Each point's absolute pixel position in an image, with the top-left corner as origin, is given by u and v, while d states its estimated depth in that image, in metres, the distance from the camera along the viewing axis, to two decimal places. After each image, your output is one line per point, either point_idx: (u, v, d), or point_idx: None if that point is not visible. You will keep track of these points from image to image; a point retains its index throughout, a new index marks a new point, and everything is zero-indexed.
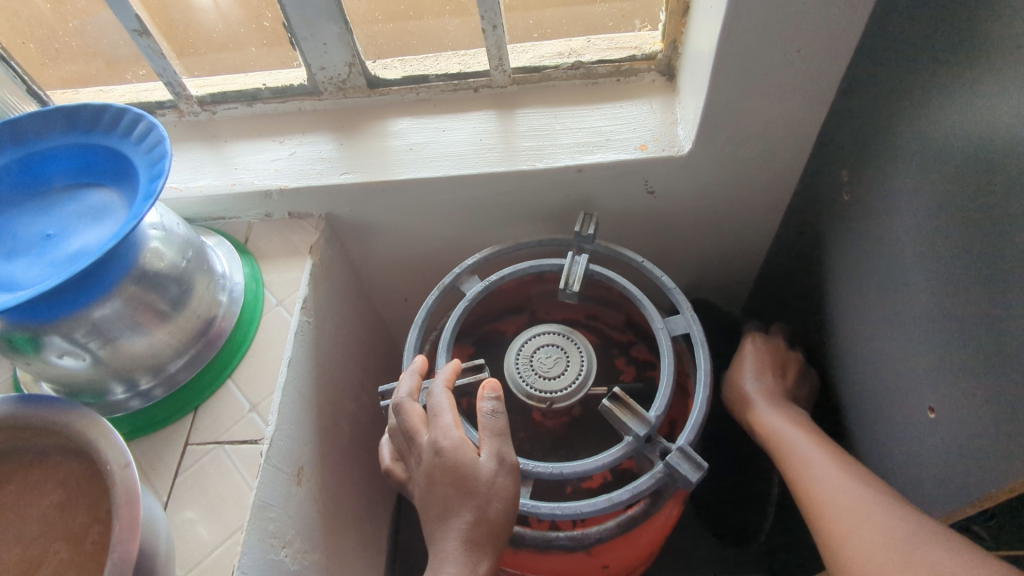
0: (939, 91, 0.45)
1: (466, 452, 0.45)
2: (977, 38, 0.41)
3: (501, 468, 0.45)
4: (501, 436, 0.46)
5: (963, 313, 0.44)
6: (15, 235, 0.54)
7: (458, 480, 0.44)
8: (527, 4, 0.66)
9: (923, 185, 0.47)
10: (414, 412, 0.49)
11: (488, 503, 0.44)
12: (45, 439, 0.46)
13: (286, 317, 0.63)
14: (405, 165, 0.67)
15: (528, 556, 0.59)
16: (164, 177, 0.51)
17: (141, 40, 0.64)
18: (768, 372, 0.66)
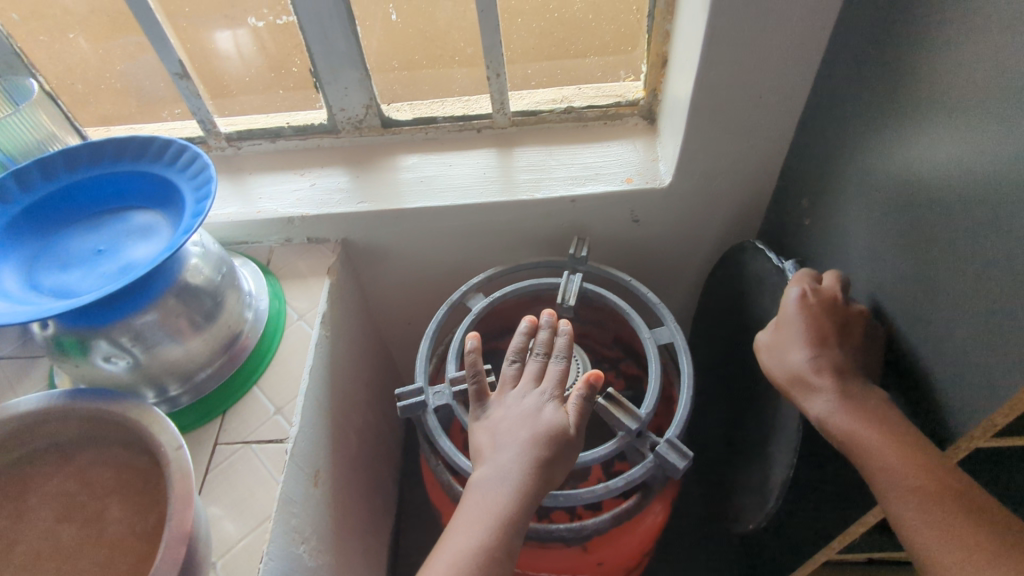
0: (873, 129, 0.54)
1: (570, 420, 0.53)
2: (897, 86, 0.50)
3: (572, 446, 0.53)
4: (589, 417, 0.55)
5: (903, 313, 0.52)
6: (68, 251, 0.60)
7: (543, 439, 0.51)
8: (526, 56, 0.76)
9: (867, 207, 0.56)
10: (532, 368, 0.56)
11: (555, 470, 0.51)
12: (101, 429, 0.51)
13: (307, 330, 0.69)
14: (415, 195, 0.75)
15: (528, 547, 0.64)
16: (211, 198, 0.57)
17: (181, 82, 0.72)
18: (821, 334, 0.55)
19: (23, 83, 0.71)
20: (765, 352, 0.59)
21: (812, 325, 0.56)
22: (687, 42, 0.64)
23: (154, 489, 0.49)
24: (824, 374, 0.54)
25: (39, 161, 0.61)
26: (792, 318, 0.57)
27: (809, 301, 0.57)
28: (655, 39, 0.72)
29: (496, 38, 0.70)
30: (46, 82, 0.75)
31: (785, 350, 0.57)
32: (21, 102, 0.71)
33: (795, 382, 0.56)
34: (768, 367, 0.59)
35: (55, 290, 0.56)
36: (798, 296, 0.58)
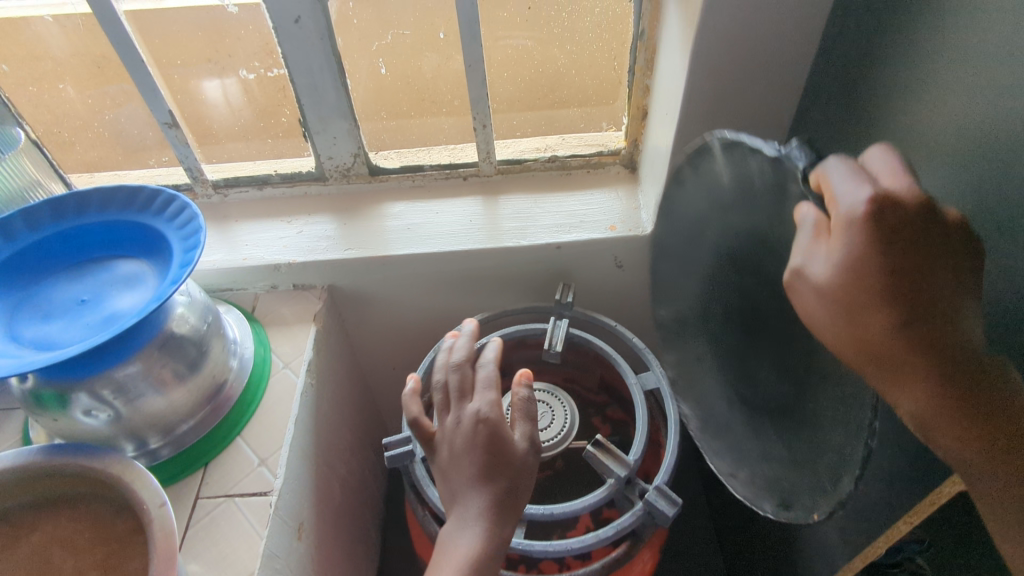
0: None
1: (507, 427, 0.51)
2: (862, 141, 0.53)
3: (530, 449, 0.52)
4: (531, 420, 0.53)
5: None
6: (50, 301, 0.59)
7: (498, 444, 0.50)
8: (510, 108, 0.78)
9: None
10: (467, 378, 0.55)
11: (521, 475, 0.50)
12: (81, 486, 0.50)
13: (293, 378, 0.69)
14: (402, 242, 0.75)
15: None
16: (199, 248, 0.57)
17: (170, 131, 0.73)
18: (903, 258, 0.37)
19: (9, 132, 0.71)
20: (801, 292, 0.41)
21: (888, 243, 0.36)
22: (668, 97, 0.67)
23: (134, 549, 0.48)
24: (914, 347, 0.38)
25: (24, 211, 0.61)
26: (851, 241, 0.37)
27: (860, 209, 0.36)
28: (636, 93, 0.75)
29: (483, 92, 0.72)
30: (32, 131, 0.75)
31: (854, 290, 0.38)
32: (6, 150, 0.71)
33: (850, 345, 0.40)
34: (814, 318, 0.41)
35: (36, 342, 0.55)
36: (865, 201, 0.37)
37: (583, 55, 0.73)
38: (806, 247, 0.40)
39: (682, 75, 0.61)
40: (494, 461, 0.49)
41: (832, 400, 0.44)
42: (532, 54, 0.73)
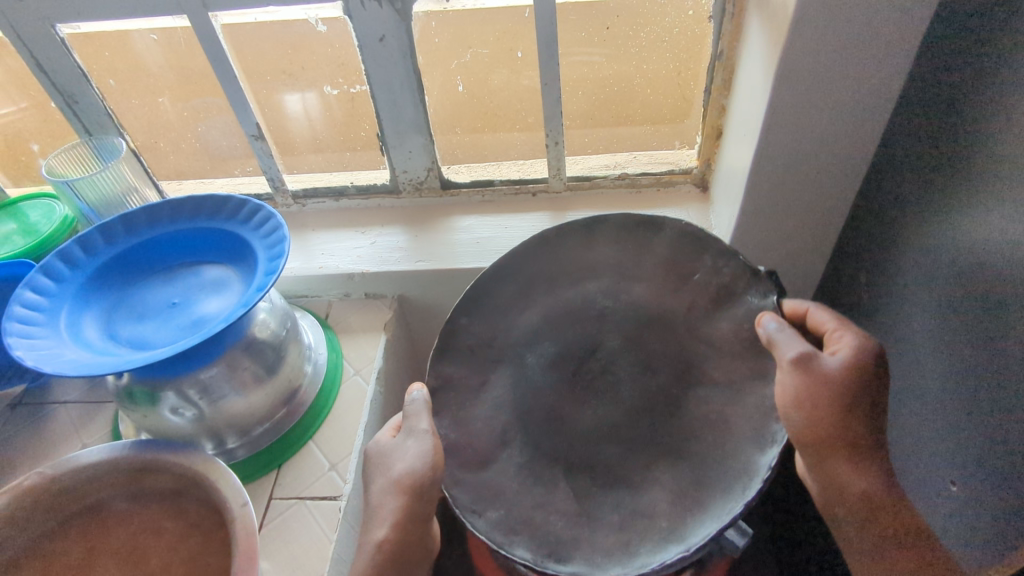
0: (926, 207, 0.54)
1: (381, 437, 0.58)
2: (953, 166, 0.50)
3: (413, 439, 0.55)
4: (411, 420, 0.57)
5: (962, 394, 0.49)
6: (145, 302, 0.62)
7: (385, 459, 0.56)
8: (582, 126, 0.78)
9: (922, 280, 0.54)
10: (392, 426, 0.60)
11: (393, 474, 0.53)
12: (168, 480, 0.52)
13: (363, 386, 0.70)
14: (471, 255, 0.76)
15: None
16: (283, 257, 0.59)
17: (256, 143, 0.77)
18: (867, 407, 0.50)
19: (112, 142, 0.76)
20: (789, 372, 0.50)
21: (859, 408, 0.50)
22: (747, 117, 0.66)
23: (216, 544, 0.50)
24: (844, 444, 0.50)
25: (124, 217, 0.65)
26: (841, 377, 0.49)
27: (835, 319, 0.54)
28: (711, 113, 0.74)
29: (557, 110, 0.73)
30: (132, 141, 0.80)
31: (836, 403, 0.49)
32: (110, 160, 0.76)
33: (824, 434, 0.49)
34: (795, 403, 0.49)
35: (132, 341, 0.58)
36: (861, 358, 0.50)
37: (658, 75, 0.73)
38: (792, 353, 0.50)
39: (764, 96, 0.60)
40: (380, 467, 0.56)
41: (680, 472, 0.54)
42: (607, 73, 0.73)
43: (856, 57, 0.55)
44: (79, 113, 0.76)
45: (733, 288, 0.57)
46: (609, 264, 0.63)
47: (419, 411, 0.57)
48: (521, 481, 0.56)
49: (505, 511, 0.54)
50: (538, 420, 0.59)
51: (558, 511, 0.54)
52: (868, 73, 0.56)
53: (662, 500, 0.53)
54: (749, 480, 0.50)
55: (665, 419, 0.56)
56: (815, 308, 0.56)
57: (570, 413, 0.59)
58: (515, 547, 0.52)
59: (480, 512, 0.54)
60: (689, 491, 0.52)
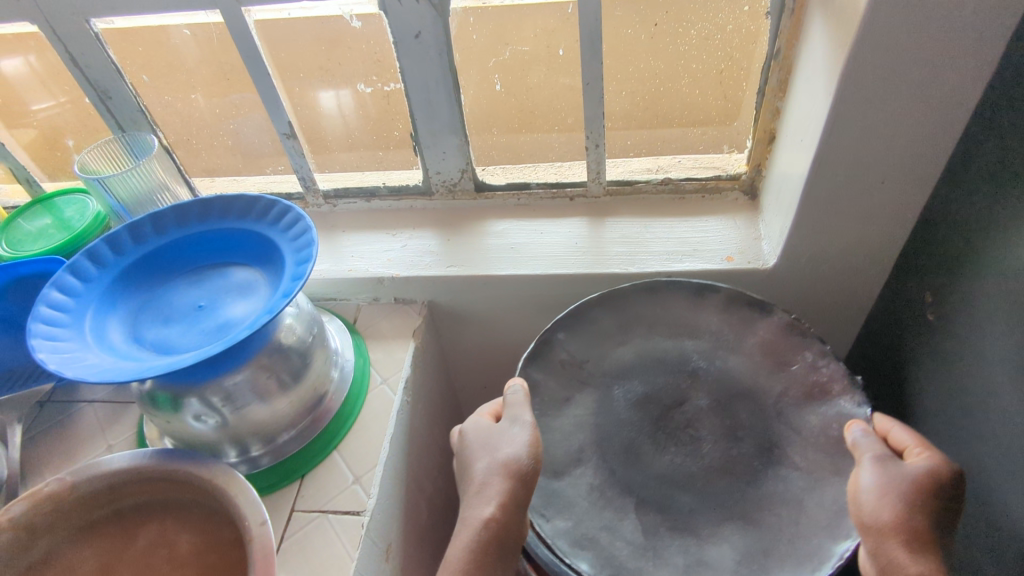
0: (1011, 223, 0.48)
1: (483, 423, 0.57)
2: None
3: (513, 427, 0.54)
4: (516, 409, 0.56)
5: None
6: (171, 304, 0.61)
7: (488, 441, 0.54)
8: (624, 128, 0.75)
9: (1005, 304, 0.49)
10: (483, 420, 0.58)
11: (502, 455, 0.52)
12: (185, 492, 0.51)
13: (390, 395, 0.68)
14: (504, 262, 0.73)
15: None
16: (311, 262, 0.57)
17: (288, 142, 0.75)
18: (940, 513, 0.45)
19: (144, 138, 0.75)
20: (869, 468, 0.47)
21: (935, 500, 0.45)
22: (804, 121, 0.61)
23: (232, 563, 0.48)
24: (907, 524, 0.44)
25: (153, 216, 0.63)
26: (919, 475, 0.46)
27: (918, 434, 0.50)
28: (764, 116, 0.69)
29: (599, 111, 0.69)
30: (164, 138, 0.79)
31: (906, 496, 0.45)
32: (142, 156, 0.75)
33: (889, 523, 0.44)
34: (867, 491, 0.46)
35: (155, 345, 0.57)
36: (940, 463, 0.47)
37: (708, 74, 0.68)
38: (870, 455, 0.49)
39: (826, 100, 0.55)
40: (484, 449, 0.53)
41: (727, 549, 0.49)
42: (653, 72, 0.69)
43: (933, 56, 0.50)
44: (112, 109, 0.75)
45: (831, 386, 0.58)
46: (710, 330, 0.65)
47: (519, 402, 0.57)
48: (592, 500, 0.54)
49: (572, 524, 0.52)
50: (615, 448, 0.57)
51: (624, 539, 0.51)
52: (946, 74, 0.51)
53: (731, 556, 0.49)
54: (819, 563, 0.48)
55: (744, 483, 0.53)
56: (902, 426, 0.52)
57: (648, 454, 0.56)
58: (579, 560, 0.50)
59: (549, 517, 0.53)
60: (757, 557, 0.49)
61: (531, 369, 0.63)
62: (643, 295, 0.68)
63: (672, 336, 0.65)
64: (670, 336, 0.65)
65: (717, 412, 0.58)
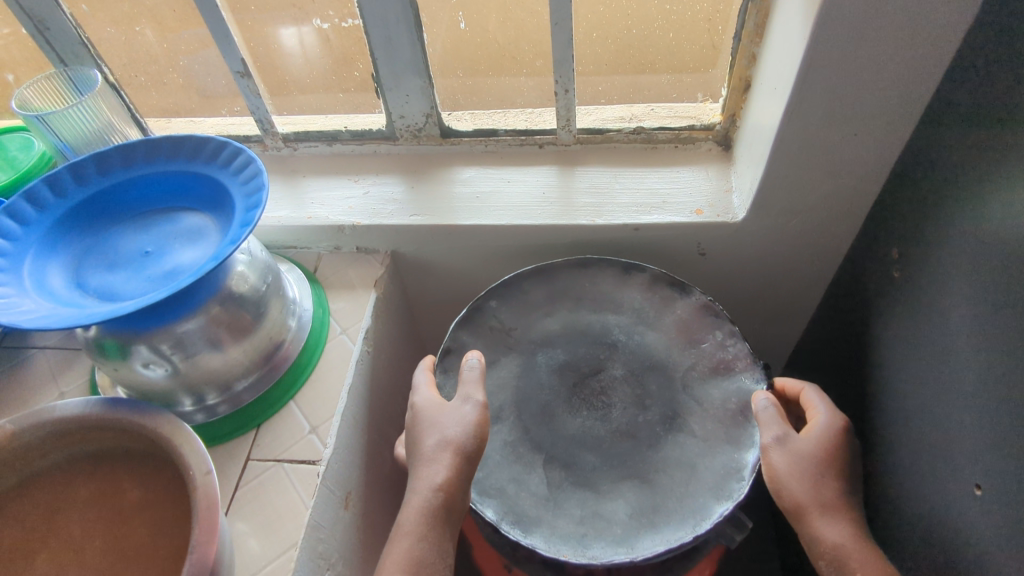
0: (980, 179, 0.47)
1: (432, 400, 0.55)
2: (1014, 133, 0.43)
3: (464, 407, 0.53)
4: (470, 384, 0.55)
5: (1000, 383, 0.45)
6: (116, 250, 0.58)
7: (435, 416, 0.53)
8: (597, 73, 0.71)
9: (969, 261, 0.49)
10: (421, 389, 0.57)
11: (448, 434, 0.52)
12: (136, 441, 0.50)
13: (349, 345, 0.67)
14: (469, 212, 0.71)
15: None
16: (260, 207, 0.54)
17: (242, 80, 0.71)
18: (841, 478, 0.49)
19: (88, 74, 0.70)
20: (773, 452, 0.50)
21: (833, 468, 0.49)
22: (778, 68, 0.59)
23: (181, 520, 0.47)
24: (811, 482, 0.48)
25: (96, 155, 0.60)
26: (815, 449, 0.50)
27: (822, 395, 0.55)
28: (740, 62, 0.67)
29: (569, 53, 0.66)
30: (111, 73, 0.75)
31: (812, 473, 0.48)
32: (84, 91, 0.71)
33: (804, 502, 0.48)
34: (783, 476, 0.49)
35: (99, 292, 0.54)
36: (829, 431, 0.51)
37: (683, 16, 0.65)
38: (771, 435, 0.51)
39: (800, 45, 0.53)
40: (430, 427, 0.53)
41: (631, 499, 0.52)
42: (626, 13, 0.65)
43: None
44: (52, 40, 0.70)
45: (734, 363, 0.59)
46: (633, 307, 0.64)
47: (471, 379, 0.55)
48: (505, 455, 0.55)
49: (483, 474, 0.54)
50: (533, 410, 0.58)
51: (529, 491, 0.53)
52: (925, 19, 0.48)
53: (624, 511, 0.52)
54: (699, 520, 0.50)
55: (644, 447, 0.55)
56: (810, 389, 0.56)
57: (562, 416, 0.58)
58: (484, 506, 0.52)
59: None
60: (648, 512, 0.51)
61: (462, 333, 0.63)
62: (575, 270, 0.67)
63: (598, 309, 0.65)
64: (595, 310, 0.65)
65: (630, 382, 0.60)
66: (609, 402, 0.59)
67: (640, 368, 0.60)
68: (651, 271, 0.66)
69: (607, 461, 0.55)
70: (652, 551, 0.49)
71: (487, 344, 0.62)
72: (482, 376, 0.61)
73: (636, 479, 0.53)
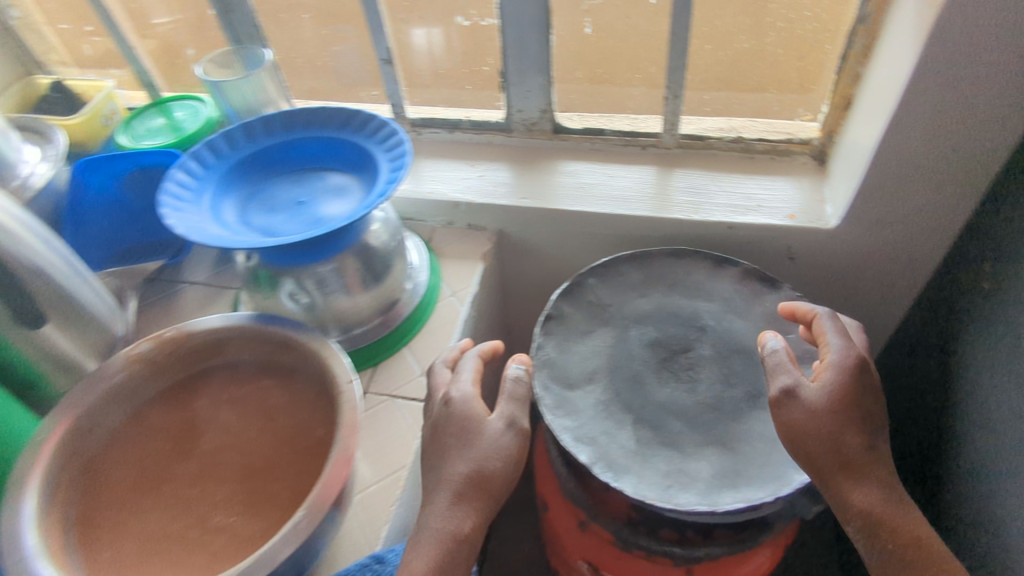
0: None
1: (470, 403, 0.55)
2: None
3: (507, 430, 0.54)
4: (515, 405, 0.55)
5: None
6: (275, 197, 0.67)
7: (470, 423, 0.53)
8: (703, 84, 0.77)
9: None
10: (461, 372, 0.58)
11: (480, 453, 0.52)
12: (287, 355, 0.57)
13: (457, 306, 0.73)
14: (574, 200, 0.78)
15: (606, 549, 0.67)
16: (404, 170, 0.62)
17: (385, 67, 0.80)
18: (864, 422, 0.50)
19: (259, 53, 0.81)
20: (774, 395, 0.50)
21: (851, 408, 0.49)
22: (883, 85, 0.63)
23: (320, 424, 0.53)
24: (835, 433, 0.48)
25: (265, 117, 0.70)
26: (825, 393, 0.50)
27: (835, 323, 0.55)
28: (844, 80, 0.71)
29: (682, 61, 0.72)
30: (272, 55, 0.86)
31: (835, 420, 0.49)
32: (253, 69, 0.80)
33: (808, 447, 0.49)
34: (800, 424, 0.49)
35: (262, 229, 0.63)
36: (838, 374, 0.50)
37: (794, 34, 0.70)
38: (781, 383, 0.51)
39: (909, 62, 0.57)
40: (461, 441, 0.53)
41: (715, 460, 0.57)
42: (739, 29, 0.71)
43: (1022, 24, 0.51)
44: (232, 22, 0.81)
45: None
46: (723, 296, 0.69)
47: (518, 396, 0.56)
48: (597, 411, 0.61)
49: (578, 424, 0.59)
50: (624, 376, 0.63)
51: (619, 444, 0.58)
52: None
53: (707, 470, 0.56)
54: (780, 485, 0.54)
55: (729, 418, 0.59)
56: (825, 317, 0.56)
57: (651, 384, 0.63)
58: (578, 451, 0.57)
59: (559, 416, 0.60)
60: (731, 474, 0.55)
61: (563, 303, 0.69)
62: (670, 259, 0.72)
63: (690, 295, 0.69)
64: (687, 296, 0.70)
65: (717, 361, 0.64)
66: (696, 377, 0.63)
67: (728, 350, 0.65)
68: (742, 266, 0.70)
69: (693, 426, 0.59)
70: (735, 506, 0.53)
71: (585, 315, 0.68)
72: (578, 342, 0.66)
73: (720, 444, 0.58)
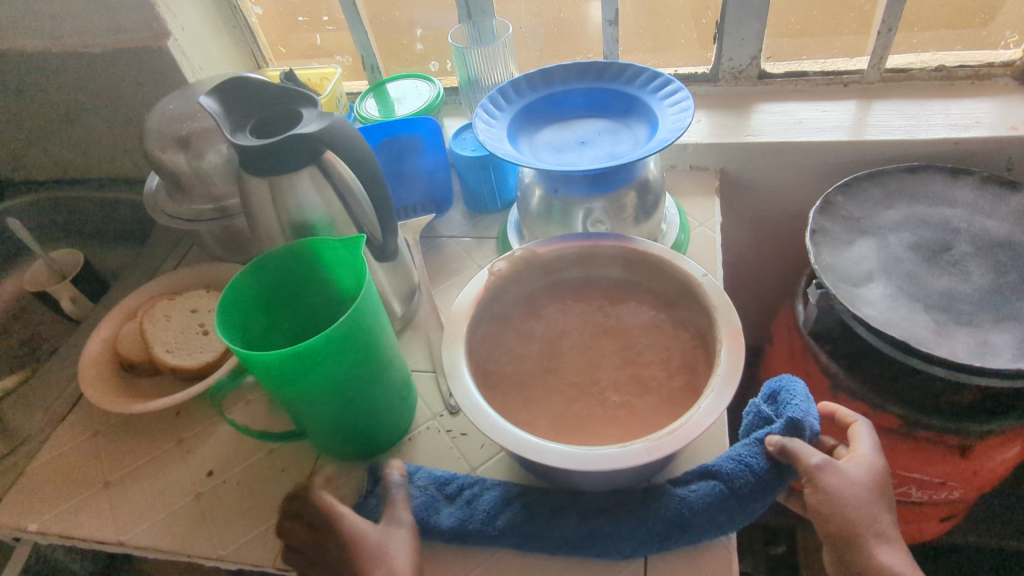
0: None
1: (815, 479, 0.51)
2: None
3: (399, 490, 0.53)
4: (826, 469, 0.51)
5: None
6: (555, 141, 0.75)
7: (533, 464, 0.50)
8: (909, 18, 0.84)
9: None
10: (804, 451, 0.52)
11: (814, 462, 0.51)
12: (635, 273, 0.64)
13: (710, 234, 0.80)
14: (797, 133, 0.85)
15: (883, 441, 0.73)
16: (689, 99, 0.68)
17: (609, 28, 0.88)
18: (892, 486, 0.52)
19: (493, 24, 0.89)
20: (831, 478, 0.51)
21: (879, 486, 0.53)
22: None
23: (676, 322, 0.61)
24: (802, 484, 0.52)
25: (530, 72, 0.77)
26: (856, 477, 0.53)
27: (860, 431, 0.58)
28: None
29: None
30: None
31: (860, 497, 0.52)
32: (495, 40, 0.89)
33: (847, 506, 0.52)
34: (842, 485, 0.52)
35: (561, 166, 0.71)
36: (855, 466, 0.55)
37: None
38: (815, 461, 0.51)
39: None
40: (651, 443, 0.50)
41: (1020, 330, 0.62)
42: None
43: None
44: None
45: None
46: (966, 202, 0.75)
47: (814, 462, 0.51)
48: (888, 302, 0.67)
49: (878, 312, 0.66)
50: (899, 275, 0.70)
51: (919, 325, 0.64)
52: None
53: (1012, 340, 0.62)
54: None
55: (1014, 299, 0.65)
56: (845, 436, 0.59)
57: (926, 278, 0.69)
58: (887, 331, 0.64)
59: (859, 308, 0.66)
60: None
61: (818, 219, 0.75)
62: (904, 175, 0.79)
63: (934, 204, 0.76)
64: (930, 205, 0.76)
65: (981, 255, 0.70)
66: (968, 269, 0.69)
67: (989, 245, 0.71)
68: (978, 174, 0.76)
69: (982, 307, 0.65)
70: None
71: (842, 227, 0.75)
72: (844, 250, 0.73)
73: (1013, 319, 0.64)
